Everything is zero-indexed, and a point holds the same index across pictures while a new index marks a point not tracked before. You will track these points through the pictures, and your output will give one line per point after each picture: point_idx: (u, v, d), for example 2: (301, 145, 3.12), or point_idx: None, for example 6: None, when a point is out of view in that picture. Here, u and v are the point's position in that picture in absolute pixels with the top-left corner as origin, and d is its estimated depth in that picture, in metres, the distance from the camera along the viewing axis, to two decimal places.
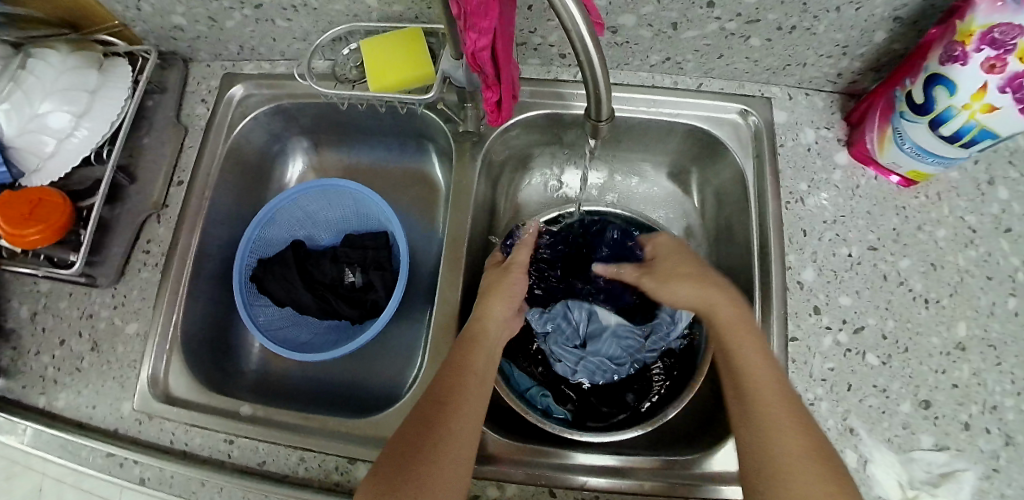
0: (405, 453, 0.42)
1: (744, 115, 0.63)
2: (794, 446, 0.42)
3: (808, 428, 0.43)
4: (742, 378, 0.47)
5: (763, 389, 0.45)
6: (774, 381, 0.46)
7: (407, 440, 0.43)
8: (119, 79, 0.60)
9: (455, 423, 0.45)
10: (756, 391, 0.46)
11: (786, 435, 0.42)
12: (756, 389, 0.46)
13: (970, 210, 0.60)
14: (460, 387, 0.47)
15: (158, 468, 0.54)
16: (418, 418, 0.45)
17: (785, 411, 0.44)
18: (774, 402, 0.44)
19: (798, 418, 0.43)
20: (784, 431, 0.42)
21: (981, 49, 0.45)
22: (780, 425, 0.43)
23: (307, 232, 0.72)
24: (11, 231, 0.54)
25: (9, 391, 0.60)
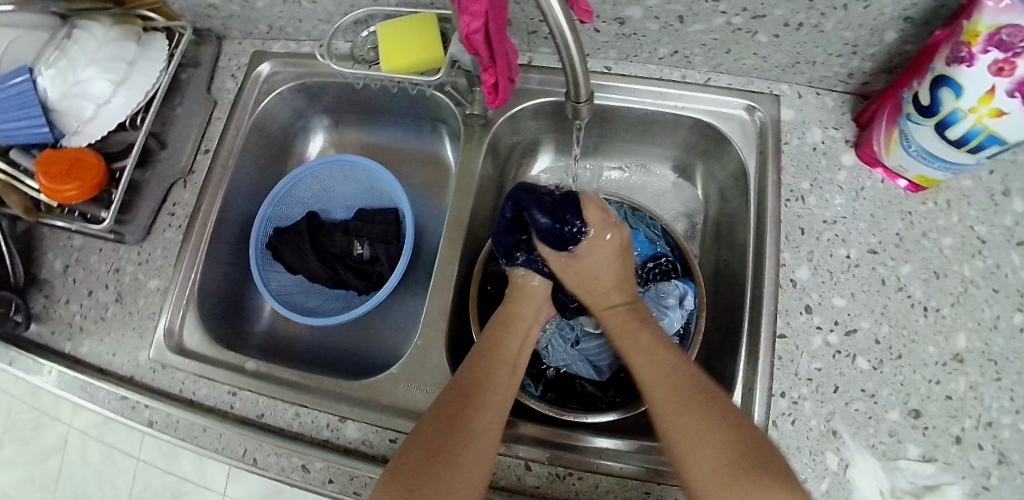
0: (431, 451, 0.44)
1: (750, 111, 0.63)
2: (696, 462, 0.43)
3: (716, 433, 0.43)
4: (648, 387, 0.49)
5: (657, 396, 0.48)
6: (674, 380, 0.48)
7: (433, 435, 0.45)
8: (156, 53, 0.65)
9: (480, 422, 0.46)
10: (659, 401, 0.47)
11: (689, 448, 0.43)
12: (658, 397, 0.48)
13: (981, 221, 0.59)
14: (484, 382, 0.50)
15: (166, 412, 0.58)
16: (442, 412, 0.47)
17: (709, 413, 0.45)
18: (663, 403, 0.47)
19: (709, 421, 0.44)
20: (693, 439, 0.43)
21: (988, 51, 0.44)
22: (680, 441, 0.44)
23: (323, 205, 0.75)
24: (49, 185, 0.58)
25: (39, 334, 0.65)
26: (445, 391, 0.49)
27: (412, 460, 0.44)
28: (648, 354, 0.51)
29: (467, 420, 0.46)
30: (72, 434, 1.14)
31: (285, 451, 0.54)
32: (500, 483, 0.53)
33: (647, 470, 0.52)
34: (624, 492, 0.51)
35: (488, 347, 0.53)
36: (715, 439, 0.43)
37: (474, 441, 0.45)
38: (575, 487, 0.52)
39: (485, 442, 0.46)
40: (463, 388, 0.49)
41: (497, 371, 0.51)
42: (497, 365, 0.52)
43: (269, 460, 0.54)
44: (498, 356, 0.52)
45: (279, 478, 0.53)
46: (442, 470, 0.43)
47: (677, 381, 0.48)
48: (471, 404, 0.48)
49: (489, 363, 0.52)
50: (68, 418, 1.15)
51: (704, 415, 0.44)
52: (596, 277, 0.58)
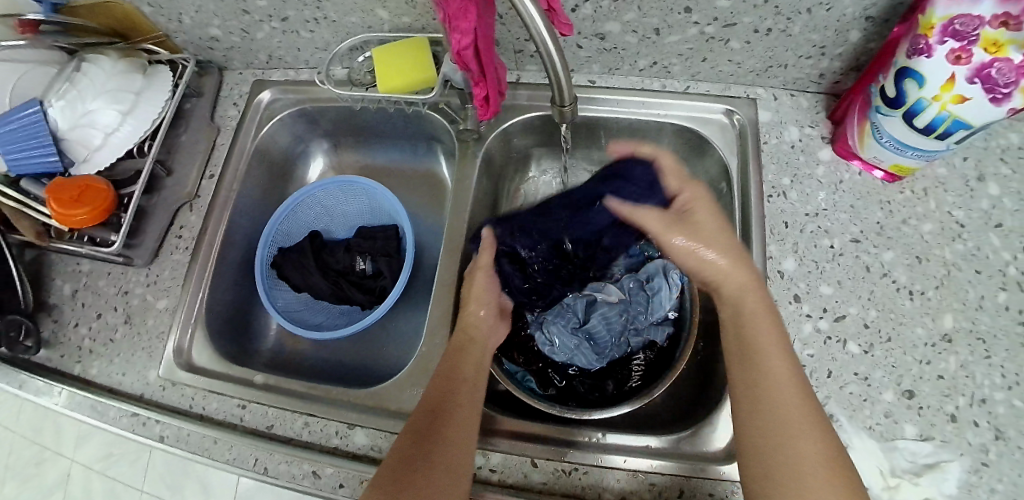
0: (409, 460, 0.46)
1: (728, 115, 0.66)
2: (774, 460, 0.42)
3: (803, 427, 0.43)
4: (765, 355, 0.46)
5: (742, 384, 0.47)
6: (790, 365, 0.46)
7: (406, 449, 0.46)
8: (161, 84, 0.68)
9: (453, 428, 0.48)
10: (743, 390, 0.46)
11: (787, 442, 0.42)
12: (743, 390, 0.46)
13: (958, 206, 0.61)
14: (453, 389, 0.51)
15: (177, 427, 0.59)
16: (413, 426, 0.48)
17: (800, 403, 0.44)
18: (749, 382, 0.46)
19: (812, 418, 0.43)
20: (802, 437, 0.42)
21: (945, 42, 0.48)
22: (792, 440, 0.42)
23: (325, 224, 0.77)
24: (60, 211, 0.60)
25: (49, 359, 0.67)
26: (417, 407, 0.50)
27: (390, 473, 0.45)
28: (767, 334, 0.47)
29: (440, 429, 0.48)
30: (75, 468, 1.14)
31: (295, 459, 0.55)
32: (507, 481, 0.53)
33: (651, 462, 0.53)
34: (629, 485, 0.52)
35: (455, 353, 0.55)
36: (816, 443, 0.42)
37: (449, 448, 0.47)
38: (580, 482, 0.53)
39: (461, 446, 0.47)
40: (432, 400, 0.50)
41: (464, 376, 0.53)
42: (463, 370, 0.53)
43: (280, 468, 0.55)
44: (461, 362, 0.54)
45: (290, 485, 0.54)
46: (423, 480, 0.44)
47: (791, 374, 0.45)
48: (441, 413, 0.49)
49: (455, 365, 0.53)
50: (71, 452, 1.15)
51: (806, 416, 0.43)
52: (712, 235, 0.51)
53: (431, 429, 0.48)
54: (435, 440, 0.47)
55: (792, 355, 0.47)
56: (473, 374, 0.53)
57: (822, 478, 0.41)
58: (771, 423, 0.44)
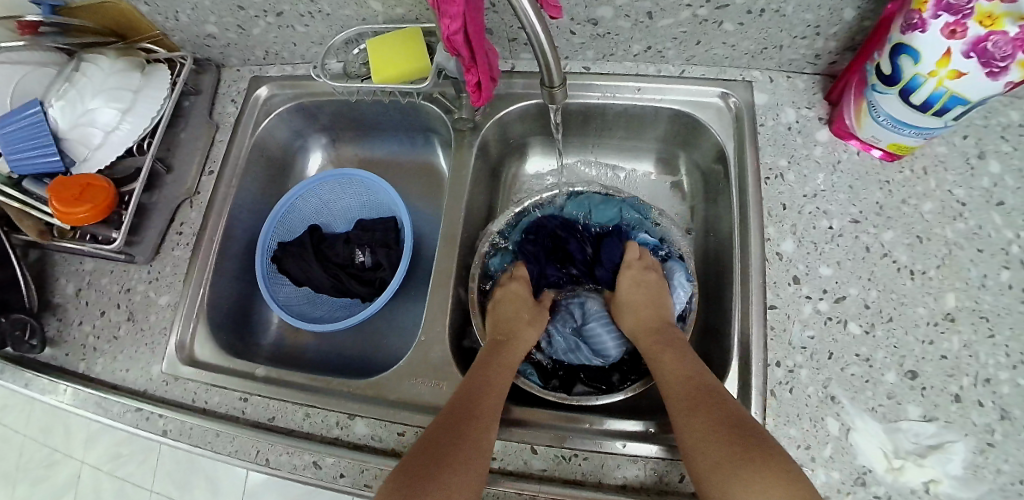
0: (432, 449, 0.46)
1: (724, 98, 0.66)
2: (703, 463, 0.45)
3: (720, 434, 0.45)
4: (670, 390, 0.52)
5: (676, 391, 0.51)
6: (683, 383, 0.51)
7: (434, 446, 0.47)
8: (159, 82, 0.68)
9: (481, 428, 0.49)
10: (672, 401, 0.50)
11: (696, 442, 0.46)
12: (674, 401, 0.50)
13: (959, 184, 0.61)
14: (479, 391, 0.52)
15: (180, 421, 0.60)
16: (442, 422, 0.49)
17: (709, 411, 0.47)
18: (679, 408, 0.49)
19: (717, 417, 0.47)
20: (705, 436, 0.46)
21: (939, 16, 0.47)
22: (694, 441, 0.46)
23: (324, 219, 0.77)
24: (60, 209, 0.61)
25: (54, 357, 0.67)
26: (446, 404, 0.51)
27: (416, 466, 0.45)
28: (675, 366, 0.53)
29: (464, 429, 0.48)
30: (85, 469, 1.15)
31: (296, 450, 0.55)
32: (507, 468, 0.53)
33: (651, 447, 0.52)
34: (630, 470, 0.52)
35: (486, 361, 0.56)
36: (726, 437, 0.45)
37: (471, 447, 0.47)
38: (581, 468, 0.53)
39: (481, 448, 0.47)
40: (461, 398, 0.51)
41: (493, 383, 0.53)
42: (492, 379, 0.54)
43: (282, 459, 0.55)
44: (495, 371, 0.55)
45: (292, 476, 0.55)
46: (447, 473, 0.44)
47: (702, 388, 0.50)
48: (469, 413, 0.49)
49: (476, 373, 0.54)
50: (81, 453, 1.16)
51: (707, 416, 0.47)
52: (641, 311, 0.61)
53: (458, 426, 0.48)
54: (457, 436, 0.47)
55: (706, 375, 0.52)
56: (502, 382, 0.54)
57: (736, 468, 0.43)
58: (692, 424, 0.47)
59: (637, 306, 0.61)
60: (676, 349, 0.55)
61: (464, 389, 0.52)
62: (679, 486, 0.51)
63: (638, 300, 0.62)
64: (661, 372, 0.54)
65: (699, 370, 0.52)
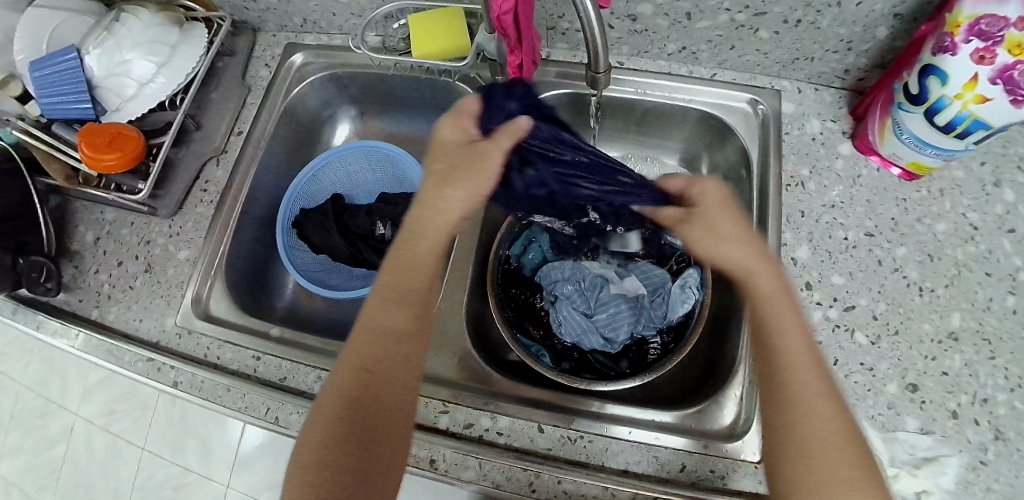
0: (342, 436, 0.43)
1: (753, 104, 0.67)
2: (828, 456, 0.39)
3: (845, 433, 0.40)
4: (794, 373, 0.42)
5: (799, 386, 0.41)
6: (806, 360, 0.42)
7: (340, 422, 0.44)
8: (196, 39, 0.69)
9: (393, 392, 0.46)
10: (794, 395, 0.41)
11: (820, 442, 0.40)
12: (788, 393, 0.41)
13: (973, 209, 0.62)
14: (387, 346, 0.46)
15: (192, 374, 0.60)
16: (343, 386, 0.45)
17: (832, 411, 0.41)
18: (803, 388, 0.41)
19: (838, 422, 0.41)
20: (831, 433, 0.40)
21: (970, 40, 0.48)
22: (839, 453, 0.40)
23: (347, 188, 0.78)
24: (91, 155, 0.61)
25: (69, 302, 0.68)
26: (347, 362, 0.46)
27: (315, 458, 0.42)
28: (792, 333, 0.43)
29: (374, 401, 0.45)
30: (79, 422, 1.16)
31: (306, 410, 0.56)
32: (513, 444, 0.54)
33: (655, 435, 0.53)
34: (633, 456, 0.53)
35: (392, 288, 0.47)
36: (848, 441, 0.40)
37: (388, 424, 0.45)
38: (586, 450, 0.54)
39: (400, 419, 0.46)
40: (354, 383, 0.45)
41: (398, 326, 0.47)
42: (396, 319, 0.47)
43: (291, 418, 0.56)
44: (409, 302, 0.47)
45: (300, 435, 0.55)
46: (365, 459, 0.43)
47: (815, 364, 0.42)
48: (374, 379, 0.45)
49: (382, 335, 0.46)
50: (76, 406, 1.16)
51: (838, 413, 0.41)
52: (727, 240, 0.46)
53: (362, 401, 0.44)
54: (369, 412, 0.44)
55: (818, 353, 0.43)
56: (418, 313, 0.48)
57: (849, 488, 0.39)
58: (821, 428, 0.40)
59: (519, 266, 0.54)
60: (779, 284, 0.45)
61: (371, 342, 0.46)
62: (679, 475, 0.52)
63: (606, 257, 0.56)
64: (784, 346, 0.43)
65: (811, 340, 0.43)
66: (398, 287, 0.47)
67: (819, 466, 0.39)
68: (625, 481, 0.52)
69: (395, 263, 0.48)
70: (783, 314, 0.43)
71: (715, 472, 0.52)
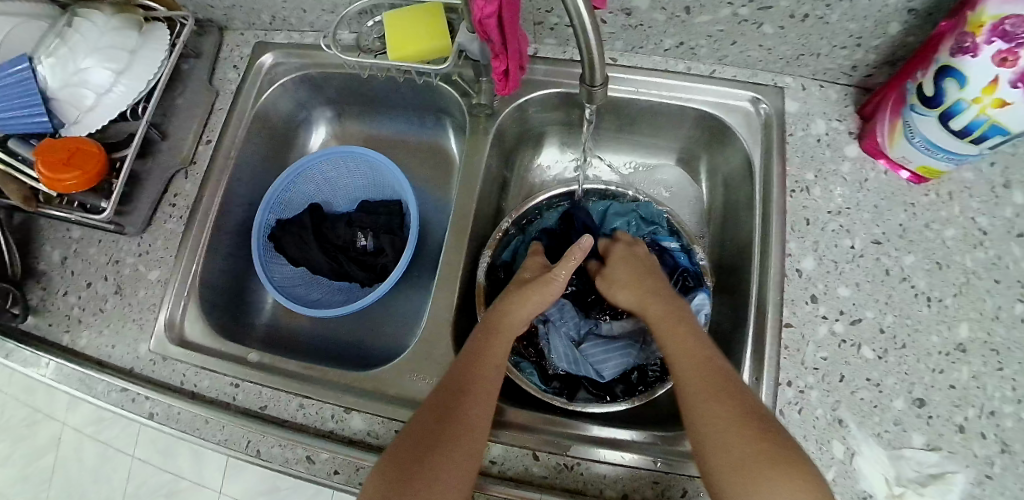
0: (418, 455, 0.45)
1: (755, 103, 0.64)
2: (722, 456, 0.43)
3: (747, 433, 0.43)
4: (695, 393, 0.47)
5: (694, 391, 0.46)
6: (705, 371, 0.47)
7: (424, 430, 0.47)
8: (157, 41, 0.63)
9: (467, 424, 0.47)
10: (684, 388, 0.47)
11: (718, 441, 0.43)
12: (688, 393, 0.47)
13: (983, 212, 0.59)
14: (471, 385, 0.49)
15: (168, 404, 0.57)
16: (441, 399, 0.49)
17: (732, 405, 0.44)
18: (696, 391, 0.46)
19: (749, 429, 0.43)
20: (724, 432, 0.43)
21: (992, 42, 0.44)
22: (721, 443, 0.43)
23: (326, 196, 0.74)
24: (48, 174, 0.57)
25: (37, 327, 0.64)
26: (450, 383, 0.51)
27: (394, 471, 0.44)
28: (687, 352, 0.49)
29: (450, 427, 0.46)
30: (67, 431, 1.13)
31: (289, 443, 0.53)
32: (507, 473, 0.52)
33: (655, 460, 0.51)
34: (633, 483, 0.51)
35: (478, 344, 0.53)
36: (742, 428, 0.43)
37: (453, 457, 0.45)
38: (583, 477, 0.51)
39: (463, 459, 0.45)
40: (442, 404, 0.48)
41: (485, 378, 0.50)
42: (486, 370, 0.51)
43: (273, 451, 0.54)
44: (485, 365, 0.51)
45: (284, 469, 0.53)
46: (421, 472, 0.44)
47: (704, 365, 0.48)
48: (456, 408, 0.48)
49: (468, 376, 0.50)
50: (63, 415, 1.14)
51: (732, 410, 0.44)
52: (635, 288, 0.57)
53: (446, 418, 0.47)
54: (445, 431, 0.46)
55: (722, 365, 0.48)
56: (498, 363, 0.52)
57: (755, 465, 0.41)
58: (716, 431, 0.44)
59: (636, 285, 0.57)
60: (685, 321, 0.52)
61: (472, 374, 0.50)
62: None
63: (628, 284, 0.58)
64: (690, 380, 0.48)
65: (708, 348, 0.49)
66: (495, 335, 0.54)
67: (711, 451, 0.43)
68: None
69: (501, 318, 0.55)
70: (683, 344, 0.50)
71: None
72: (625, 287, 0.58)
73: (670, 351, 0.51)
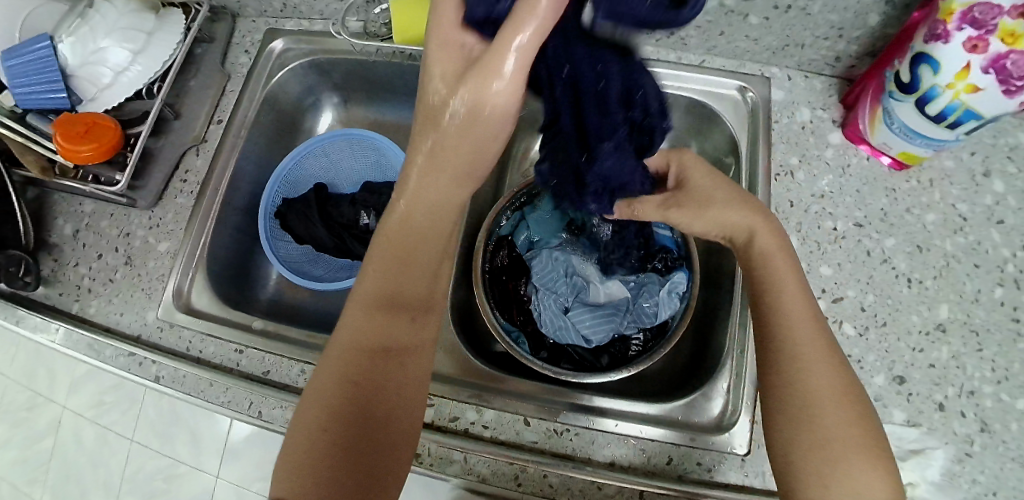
0: (354, 419, 0.44)
1: (742, 92, 0.66)
2: (849, 448, 0.42)
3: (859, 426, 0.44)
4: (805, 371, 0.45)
5: (814, 383, 0.44)
6: (826, 353, 0.46)
7: (346, 412, 0.44)
8: (172, 25, 0.67)
9: (399, 381, 0.46)
10: (806, 367, 0.45)
11: (838, 432, 0.43)
12: (812, 369, 0.45)
13: (963, 199, 0.61)
14: (395, 333, 0.47)
15: (173, 368, 0.59)
16: (355, 369, 0.45)
17: (848, 400, 0.44)
18: (824, 379, 0.44)
19: (852, 422, 0.43)
20: (840, 422, 0.43)
21: (963, 29, 0.47)
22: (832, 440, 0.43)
23: (332, 177, 0.77)
24: (66, 146, 0.60)
25: (48, 296, 0.67)
26: (342, 349, 0.46)
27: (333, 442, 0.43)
28: (812, 330, 0.46)
29: (382, 393, 0.45)
30: (67, 414, 1.15)
31: (289, 404, 0.55)
32: (499, 437, 0.54)
33: (643, 428, 0.53)
34: (621, 450, 0.53)
35: (393, 286, 0.47)
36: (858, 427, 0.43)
37: (395, 409, 0.45)
38: (573, 443, 0.53)
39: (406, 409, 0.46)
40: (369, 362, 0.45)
41: (410, 324, 0.48)
42: (405, 313, 0.48)
43: (274, 412, 0.56)
44: (406, 306, 0.48)
45: (283, 429, 0.55)
46: (372, 454, 0.43)
47: (819, 339, 0.46)
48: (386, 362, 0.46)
49: (392, 325, 0.47)
50: (63, 398, 1.15)
51: (846, 403, 0.44)
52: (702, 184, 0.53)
53: (369, 391, 0.45)
54: (377, 400, 0.45)
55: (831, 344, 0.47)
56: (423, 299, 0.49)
57: (862, 457, 0.42)
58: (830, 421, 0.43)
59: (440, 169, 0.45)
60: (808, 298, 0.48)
61: (374, 340, 0.46)
62: (665, 468, 0.52)
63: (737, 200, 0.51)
64: (812, 366, 0.45)
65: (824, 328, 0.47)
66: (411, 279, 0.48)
67: (830, 446, 0.42)
68: (612, 474, 0.52)
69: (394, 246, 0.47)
70: (798, 310, 0.47)
71: (701, 465, 0.52)
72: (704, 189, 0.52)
73: (800, 328, 0.46)
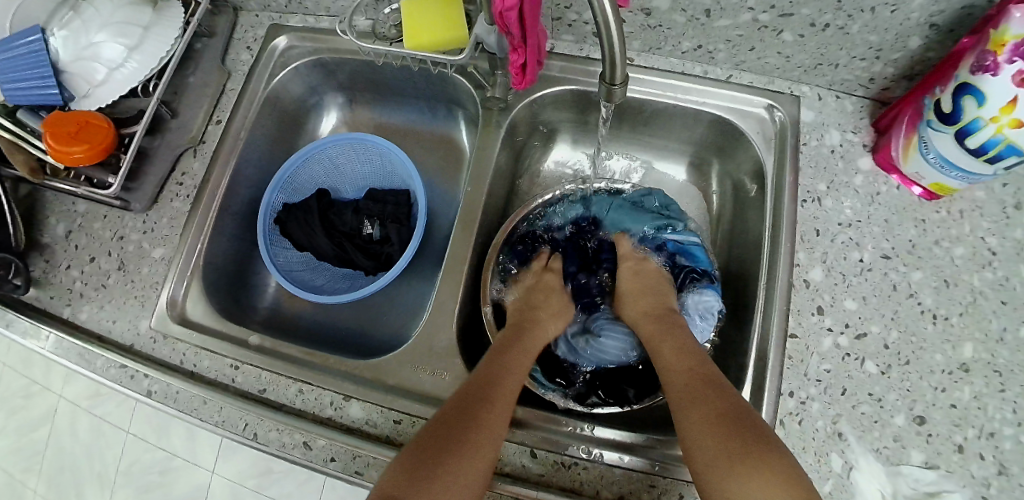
0: (439, 439, 0.46)
1: (770, 110, 0.63)
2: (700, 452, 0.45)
3: (720, 427, 0.45)
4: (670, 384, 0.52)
5: (674, 384, 0.51)
6: (691, 375, 0.51)
7: (437, 434, 0.46)
8: (171, 19, 0.63)
9: (491, 416, 0.48)
10: (671, 394, 0.51)
11: (698, 444, 0.45)
12: (677, 391, 0.51)
13: (993, 232, 0.59)
14: (494, 377, 0.52)
15: (166, 383, 0.57)
16: (456, 403, 0.49)
17: (711, 406, 0.47)
18: (682, 399, 0.49)
19: (714, 411, 0.47)
20: (701, 433, 0.46)
21: (1013, 61, 0.44)
22: (693, 429, 0.46)
23: (334, 182, 0.74)
24: (57, 147, 0.57)
25: (38, 300, 0.64)
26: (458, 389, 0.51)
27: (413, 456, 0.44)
28: (677, 348, 0.55)
29: (472, 432, 0.46)
30: (62, 405, 1.13)
31: (285, 428, 0.53)
32: (505, 469, 0.52)
33: (652, 464, 0.51)
34: (631, 486, 0.51)
35: (505, 350, 0.56)
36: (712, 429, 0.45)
37: (475, 441, 0.46)
38: (580, 478, 0.51)
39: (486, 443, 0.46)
40: (469, 395, 0.49)
41: (513, 375, 0.53)
42: (511, 371, 0.53)
43: (270, 435, 0.54)
44: (511, 369, 0.53)
45: (280, 453, 0.53)
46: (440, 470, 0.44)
47: (688, 361, 0.53)
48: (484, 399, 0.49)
49: (496, 372, 0.52)
50: (58, 388, 1.14)
51: (707, 412, 0.47)
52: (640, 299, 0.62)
53: (463, 418, 0.47)
54: (468, 427, 0.46)
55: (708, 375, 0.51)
56: (522, 368, 0.54)
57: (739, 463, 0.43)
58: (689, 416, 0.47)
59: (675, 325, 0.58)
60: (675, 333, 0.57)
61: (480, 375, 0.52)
62: None
63: (632, 298, 0.63)
64: (663, 359, 0.55)
65: (698, 356, 0.53)
66: (522, 351, 0.57)
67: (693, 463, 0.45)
68: None
69: (512, 330, 0.59)
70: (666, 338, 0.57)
71: None
72: (632, 303, 0.62)
73: (665, 356, 0.55)
